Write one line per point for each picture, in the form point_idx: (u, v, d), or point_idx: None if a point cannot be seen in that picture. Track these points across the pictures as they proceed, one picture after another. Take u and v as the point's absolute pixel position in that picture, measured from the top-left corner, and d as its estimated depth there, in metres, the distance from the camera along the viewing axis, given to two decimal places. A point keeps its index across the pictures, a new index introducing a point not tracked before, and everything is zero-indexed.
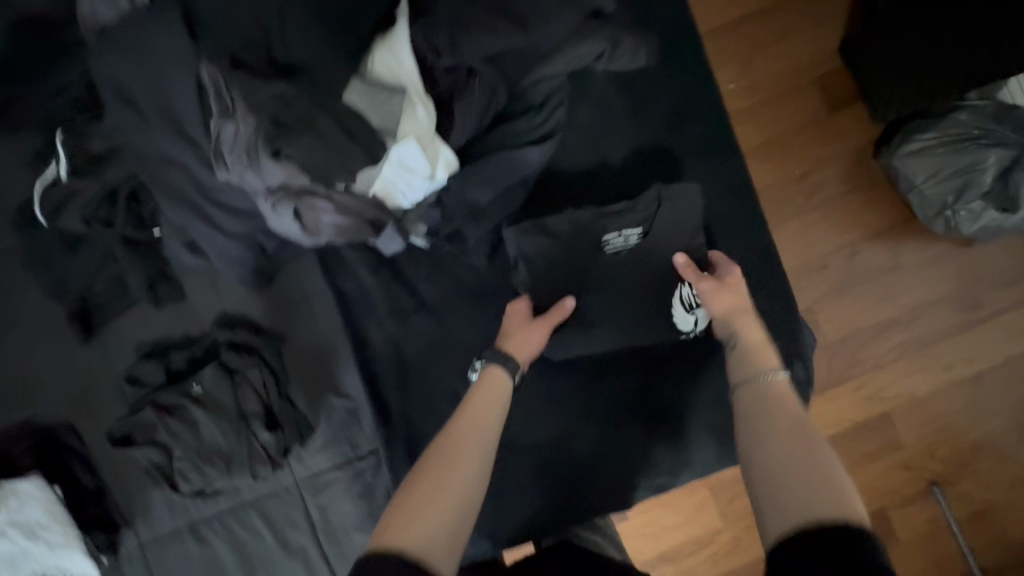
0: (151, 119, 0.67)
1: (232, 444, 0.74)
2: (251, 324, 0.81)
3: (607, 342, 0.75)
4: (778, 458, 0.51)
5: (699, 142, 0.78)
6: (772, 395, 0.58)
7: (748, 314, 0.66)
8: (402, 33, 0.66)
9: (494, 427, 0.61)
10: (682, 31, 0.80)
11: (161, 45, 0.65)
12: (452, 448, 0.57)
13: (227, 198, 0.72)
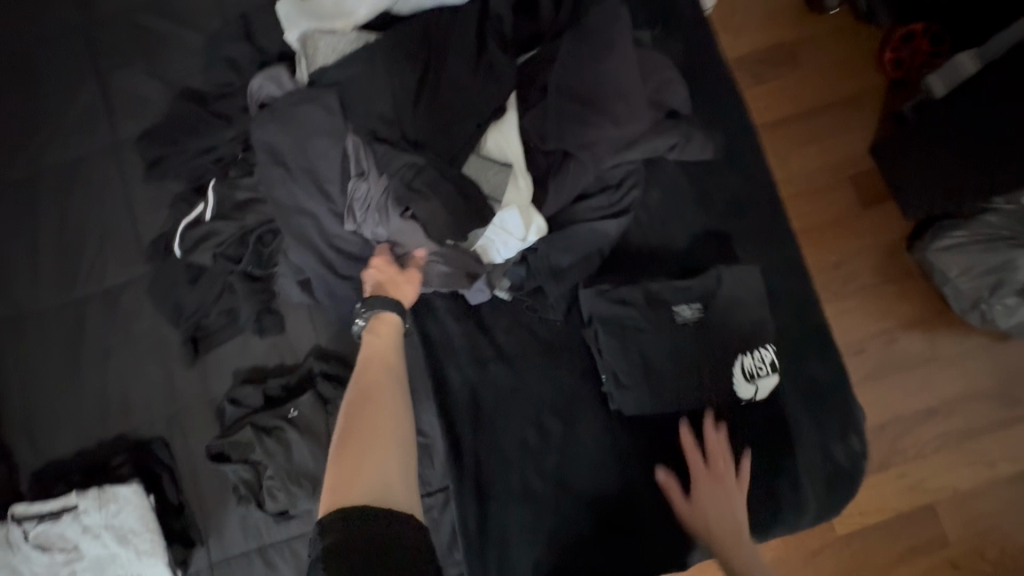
0: (295, 176, 0.80)
1: (321, 468, 0.80)
2: (338, 359, 0.88)
3: (672, 402, 0.77)
4: None
5: (758, 226, 0.88)
6: None
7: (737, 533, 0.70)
8: (512, 120, 0.79)
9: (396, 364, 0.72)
10: (742, 131, 0.92)
11: (312, 117, 0.78)
12: (373, 407, 0.65)
13: (345, 245, 0.82)
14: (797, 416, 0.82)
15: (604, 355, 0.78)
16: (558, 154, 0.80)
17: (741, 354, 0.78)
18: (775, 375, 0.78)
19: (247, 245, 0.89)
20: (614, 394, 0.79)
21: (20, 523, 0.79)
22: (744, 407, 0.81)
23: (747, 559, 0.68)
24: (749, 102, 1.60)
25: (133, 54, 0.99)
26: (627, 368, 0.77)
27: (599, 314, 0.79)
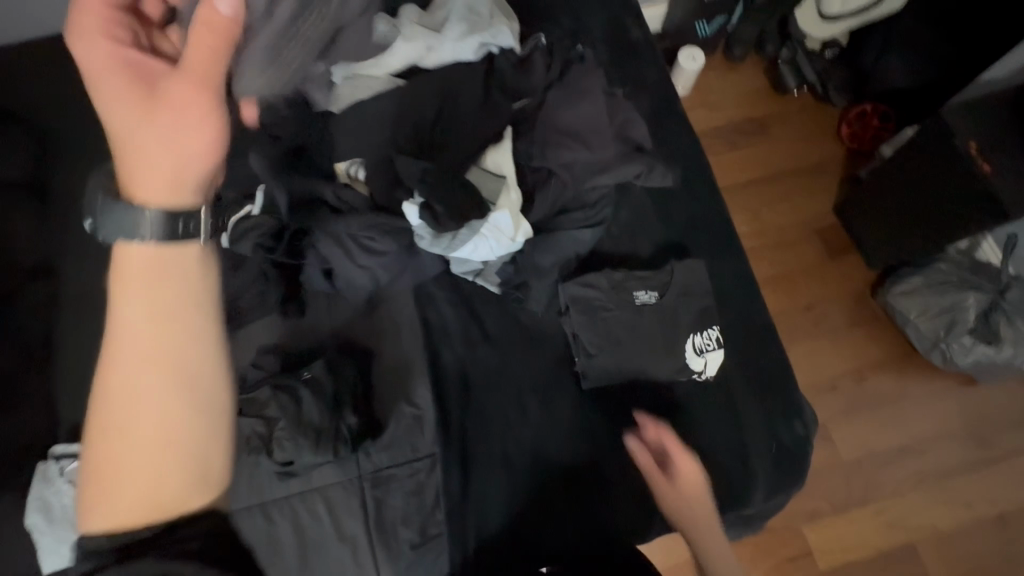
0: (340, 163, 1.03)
1: (325, 422, 0.90)
2: (345, 340, 1.01)
3: (631, 372, 0.92)
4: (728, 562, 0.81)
5: (713, 242, 1.03)
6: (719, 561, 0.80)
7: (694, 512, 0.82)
8: (507, 144, 0.98)
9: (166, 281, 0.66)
10: (701, 166, 1.10)
11: (358, 123, 1.01)
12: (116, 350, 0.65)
13: (364, 239, 0.99)
14: (746, 401, 0.93)
15: (581, 333, 0.93)
16: (543, 172, 1.00)
17: (692, 333, 0.92)
18: (721, 350, 0.92)
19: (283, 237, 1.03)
20: (586, 366, 0.92)
21: (58, 460, 0.90)
22: (698, 382, 0.93)
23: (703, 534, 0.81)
24: (724, 164, 1.82)
25: None
26: (594, 341, 0.92)
27: (576, 301, 0.94)
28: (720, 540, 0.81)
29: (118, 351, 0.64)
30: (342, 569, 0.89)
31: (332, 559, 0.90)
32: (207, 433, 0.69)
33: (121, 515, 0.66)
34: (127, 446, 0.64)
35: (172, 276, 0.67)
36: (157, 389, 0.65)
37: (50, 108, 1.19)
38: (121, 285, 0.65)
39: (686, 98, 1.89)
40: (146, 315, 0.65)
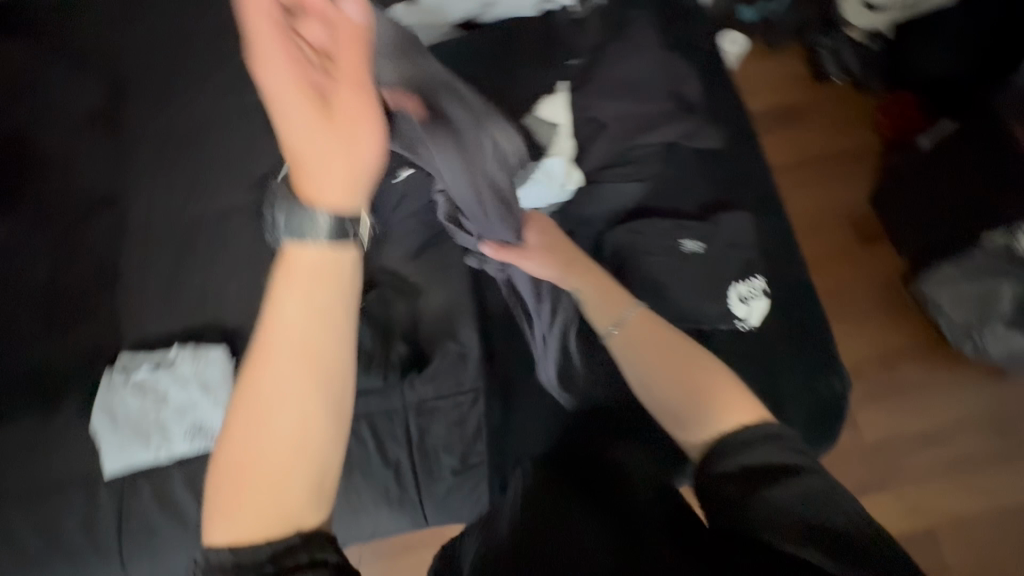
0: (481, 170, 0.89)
1: (377, 347, 0.96)
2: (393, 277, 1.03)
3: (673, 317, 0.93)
4: (689, 414, 0.69)
5: (757, 202, 1.05)
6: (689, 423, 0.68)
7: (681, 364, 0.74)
8: (562, 95, 1.02)
9: (329, 285, 0.53)
10: (747, 131, 1.12)
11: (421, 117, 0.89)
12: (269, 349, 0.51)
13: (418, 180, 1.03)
14: (786, 354, 0.95)
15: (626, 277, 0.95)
16: (595, 125, 1.04)
17: (736, 282, 0.94)
18: (764, 298, 0.94)
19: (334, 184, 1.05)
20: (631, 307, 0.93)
21: (123, 369, 0.96)
22: (740, 330, 0.94)
23: (686, 382, 0.72)
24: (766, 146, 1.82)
25: None
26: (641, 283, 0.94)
27: (625, 247, 0.97)
28: (642, 332, 0.80)
29: (266, 362, 0.51)
30: (386, 490, 0.94)
31: (377, 481, 0.94)
32: (332, 462, 0.54)
33: (239, 535, 0.50)
34: (257, 479, 0.50)
35: (332, 284, 0.53)
36: (303, 411, 0.51)
37: (126, 51, 1.25)
38: (286, 285, 0.52)
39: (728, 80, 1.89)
40: (318, 337, 0.52)
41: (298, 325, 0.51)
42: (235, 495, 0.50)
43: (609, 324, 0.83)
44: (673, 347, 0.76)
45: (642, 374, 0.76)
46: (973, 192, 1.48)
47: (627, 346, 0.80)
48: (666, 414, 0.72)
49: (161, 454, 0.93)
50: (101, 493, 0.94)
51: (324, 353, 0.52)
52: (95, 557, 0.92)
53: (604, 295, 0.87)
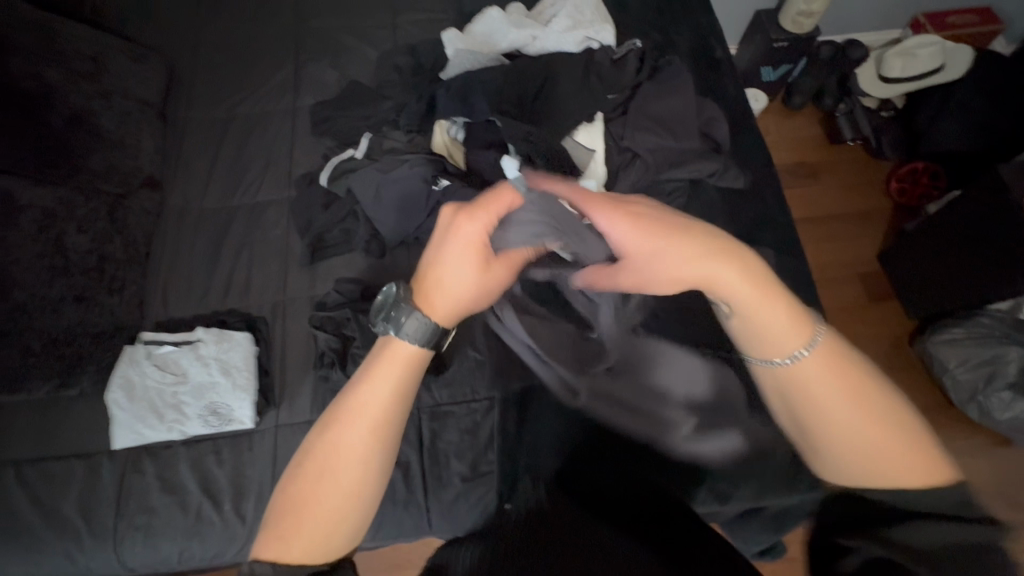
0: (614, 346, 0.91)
1: None
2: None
3: None
4: (845, 468, 0.55)
5: (776, 242, 1.08)
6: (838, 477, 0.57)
7: (847, 403, 0.54)
8: (598, 125, 1.08)
9: (405, 376, 0.60)
10: (772, 174, 1.16)
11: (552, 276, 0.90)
12: (336, 418, 0.57)
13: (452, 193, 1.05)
14: None
15: None
16: (629, 154, 1.08)
17: None
18: None
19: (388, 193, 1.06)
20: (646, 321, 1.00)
21: (146, 345, 1.01)
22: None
23: (854, 437, 0.54)
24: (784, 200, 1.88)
25: (322, 49, 1.33)
26: (660, 302, 1.00)
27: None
28: (816, 372, 0.55)
29: (343, 431, 0.57)
30: (392, 491, 0.93)
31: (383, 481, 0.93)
32: (373, 509, 0.59)
33: (284, 553, 0.54)
34: (313, 510, 0.55)
35: (415, 377, 0.60)
36: (366, 459, 0.57)
37: (188, 51, 1.32)
38: (376, 368, 0.59)
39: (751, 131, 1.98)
40: (384, 404, 0.58)
41: (360, 394, 0.58)
42: (305, 534, 0.54)
43: (779, 359, 0.56)
44: (852, 397, 0.54)
45: (790, 402, 0.57)
46: (991, 254, 1.45)
47: (785, 387, 0.57)
48: (808, 453, 0.59)
49: (174, 433, 0.94)
50: (104, 467, 0.93)
51: (381, 416, 0.58)
52: (86, 533, 0.90)
53: (764, 317, 0.56)
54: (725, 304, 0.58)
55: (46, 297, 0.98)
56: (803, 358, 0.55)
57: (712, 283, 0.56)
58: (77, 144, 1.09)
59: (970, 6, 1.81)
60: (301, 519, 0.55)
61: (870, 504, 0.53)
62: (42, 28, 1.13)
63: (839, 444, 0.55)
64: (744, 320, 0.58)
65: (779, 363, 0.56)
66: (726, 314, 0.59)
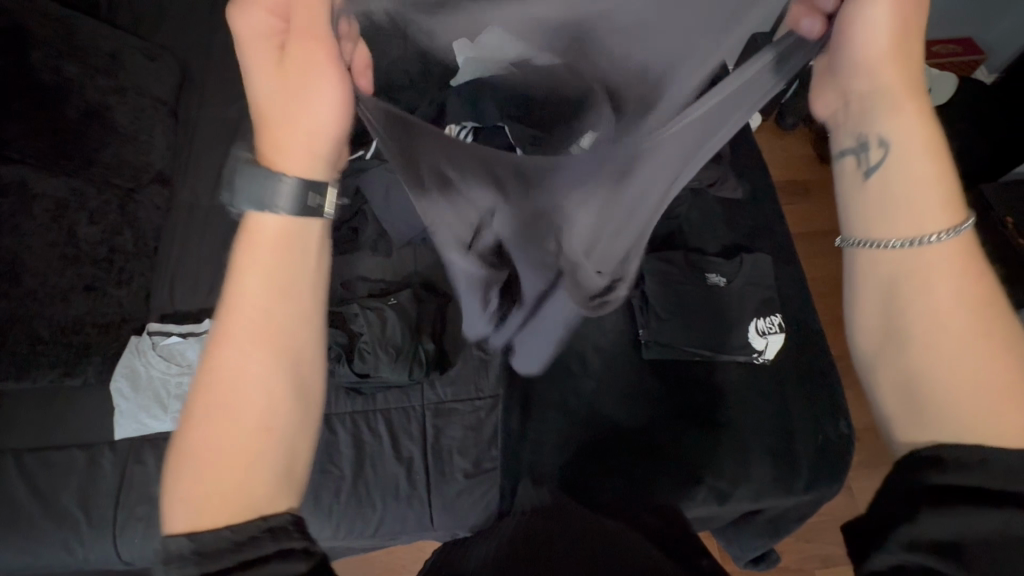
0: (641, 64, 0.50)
1: (405, 342, 0.97)
2: (424, 282, 1.09)
3: (688, 341, 1.00)
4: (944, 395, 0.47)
5: (771, 249, 1.12)
6: (924, 413, 0.48)
7: (977, 322, 0.47)
8: None
9: (302, 274, 0.52)
10: (769, 184, 1.20)
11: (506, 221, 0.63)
12: (220, 343, 0.49)
13: None
14: (792, 392, 1.00)
15: (652, 300, 1.03)
16: None
17: (755, 317, 1.02)
18: (781, 334, 1.00)
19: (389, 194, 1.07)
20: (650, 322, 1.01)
21: (151, 336, 1.02)
22: (756, 364, 1.01)
23: (973, 366, 0.47)
24: (787, 213, 1.72)
25: None
26: (665, 303, 1.03)
27: (661, 277, 1.05)
28: (928, 272, 0.49)
29: (229, 347, 0.49)
30: (395, 486, 0.94)
31: (387, 475, 0.94)
32: (298, 440, 0.50)
33: (201, 521, 0.45)
34: (218, 462, 0.46)
35: (298, 259, 0.52)
36: (268, 379, 0.49)
37: (202, 52, 1.35)
38: (246, 266, 0.51)
39: (758, 141, 1.83)
40: (272, 308, 0.50)
41: (238, 307, 0.49)
42: (210, 485, 0.46)
43: (896, 241, 0.50)
44: (976, 313, 0.48)
45: (893, 290, 0.51)
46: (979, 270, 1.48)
47: (892, 278, 0.51)
48: (884, 391, 0.51)
49: (177, 424, 0.94)
50: (106, 457, 0.93)
51: (273, 320, 0.50)
52: (84, 523, 0.89)
53: (904, 178, 0.51)
54: (864, 144, 0.53)
55: (57, 285, 0.99)
56: (929, 244, 0.49)
57: (879, 108, 0.52)
58: (91, 137, 1.11)
59: (953, 37, 1.87)
60: (201, 471, 0.46)
61: (934, 467, 0.45)
62: (61, 23, 1.15)
63: (946, 362, 0.47)
64: (877, 175, 0.52)
65: (892, 245, 0.51)
66: (859, 166, 0.54)
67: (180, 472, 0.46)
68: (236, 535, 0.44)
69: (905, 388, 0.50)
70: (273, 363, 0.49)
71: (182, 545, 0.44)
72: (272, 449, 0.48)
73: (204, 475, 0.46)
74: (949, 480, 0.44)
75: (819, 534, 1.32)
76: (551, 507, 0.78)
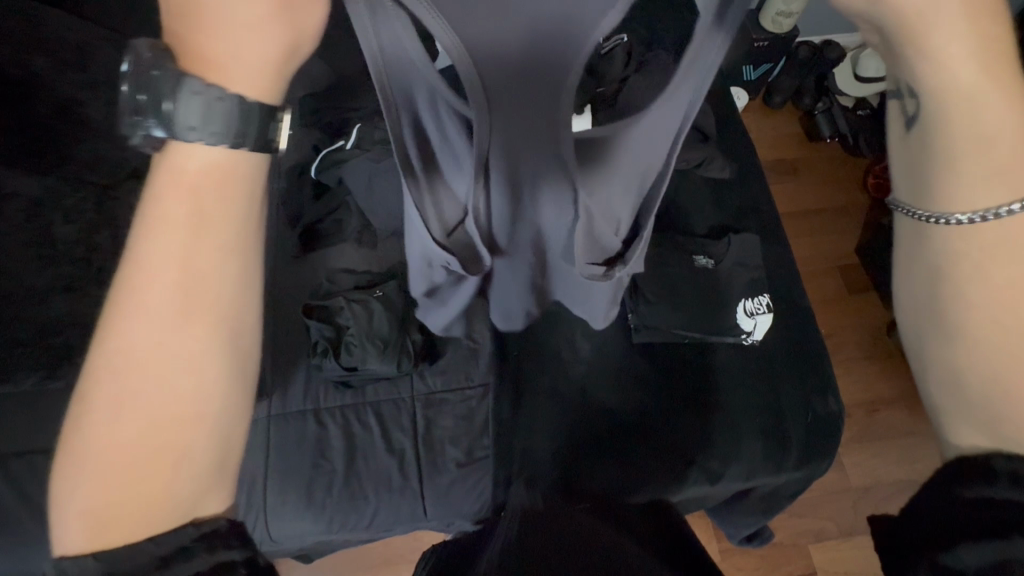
0: (545, 7, 0.41)
1: (392, 334, 0.96)
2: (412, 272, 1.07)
3: (677, 321, 0.99)
4: (988, 394, 0.45)
5: (758, 228, 1.12)
6: (973, 418, 0.46)
7: None
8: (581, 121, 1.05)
9: (232, 222, 0.42)
10: (756, 162, 1.19)
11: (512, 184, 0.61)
12: (125, 309, 0.41)
13: None
14: (782, 371, 1.00)
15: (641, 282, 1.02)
16: None
17: (743, 299, 1.01)
18: (769, 314, 1.00)
19: (372, 186, 1.06)
20: (637, 301, 1.00)
21: None
22: (744, 344, 1.01)
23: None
24: (774, 193, 1.72)
25: None
26: (653, 284, 1.01)
27: (649, 259, 1.03)
28: (976, 255, 0.44)
29: (134, 317, 0.41)
30: (388, 477, 0.93)
31: (380, 467, 0.94)
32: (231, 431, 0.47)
33: (106, 537, 0.42)
34: (128, 471, 0.42)
35: (232, 202, 0.41)
36: (192, 363, 0.43)
37: None
38: (159, 203, 0.40)
39: (744, 119, 1.81)
40: (192, 278, 0.42)
41: (153, 270, 0.41)
42: (126, 492, 0.42)
43: (956, 216, 0.43)
44: None
45: (944, 273, 0.45)
46: None
47: (946, 258, 0.45)
48: (936, 383, 0.49)
49: None
50: None
51: (194, 293, 0.42)
52: None
53: (968, 128, 0.42)
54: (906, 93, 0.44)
55: (34, 286, 0.98)
56: (988, 220, 0.43)
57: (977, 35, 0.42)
58: (64, 134, 1.09)
59: None
60: (109, 477, 0.41)
61: (972, 486, 0.43)
62: (23, 14, 1.11)
63: (1000, 355, 0.44)
64: (917, 129, 0.45)
65: (954, 220, 0.44)
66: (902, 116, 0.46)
67: (80, 476, 0.41)
68: (161, 556, 0.42)
69: (947, 385, 0.47)
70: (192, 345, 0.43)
71: (89, 562, 0.41)
72: (202, 455, 0.44)
73: (122, 482, 0.42)
74: (983, 490, 0.42)
75: (812, 509, 1.34)
76: (553, 506, 0.79)
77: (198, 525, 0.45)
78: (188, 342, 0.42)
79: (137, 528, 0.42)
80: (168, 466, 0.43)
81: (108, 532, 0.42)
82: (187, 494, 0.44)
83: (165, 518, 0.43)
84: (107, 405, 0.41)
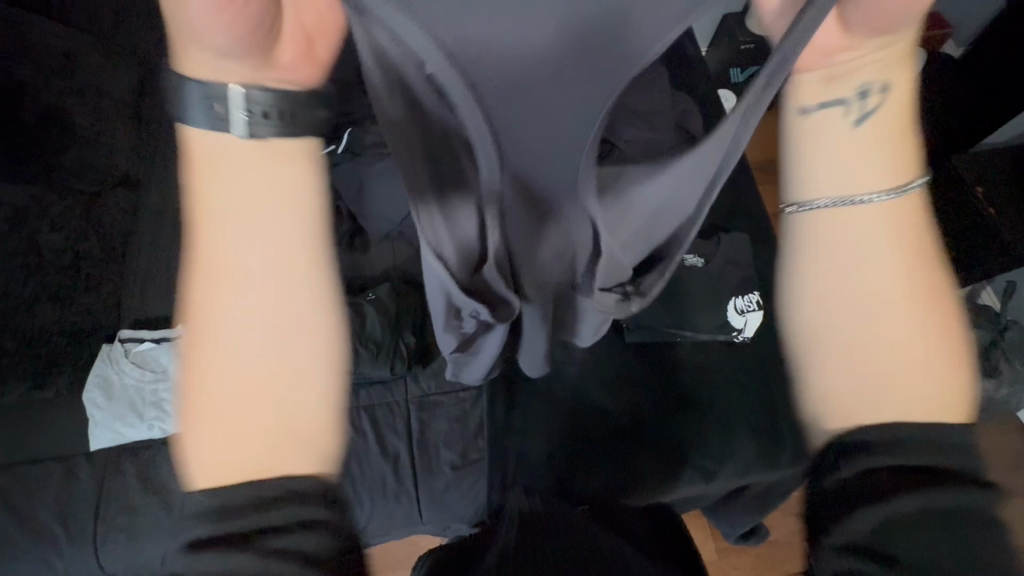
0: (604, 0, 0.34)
1: (386, 337, 0.97)
2: (404, 276, 1.07)
3: (667, 320, 1.01)
4: (877, 383, 0.41)
5: (747, 228, 1.13)
6: (860, 410, 0.41)
7: (919, 294, 0.42)
8: None
9: (290, 169, 0.40)
10: (744, 162, 1.20)
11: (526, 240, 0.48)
12: (201, 263, 0.40)
13: None
14: (773, 369, 1.01)
15: None
16: None
17: (735, 295, 1.03)
18: (760, 311, 1.01)
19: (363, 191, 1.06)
20: None
21: (124, 344, 0.98)
22: (735, 342, 1.02)
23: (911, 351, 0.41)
24: (762, 193, 1.73)
25: None
26: None
27: None
28: (885, 239, 0.42)
29: (211, 265, 0.40)
30: (382, 482, 0.93)
31: (374, 472, 0.93)
32: (327, 388, 0.42)
33: (217, 489, 0.39)
34: (229, 422, 0.39)
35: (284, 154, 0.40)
36: (279, 307, 0.40)
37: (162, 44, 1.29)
38: (213, 165, 0.39)
39: None
40: (263, 220, 0.39)
41: (217, 216, 0.39)
42: (228, 444, 0.39)
43: (874, 194, 0.42)
44: (919, 286, 0.42)
45: (830, 251, 0.43)
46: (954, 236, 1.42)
47: (838, 237, 0.43)
48: (826, 376, 0.43)
49: (155, 433, 0.93)
50: (82, 469, 0.91)
51: (262, 241, 0.40)
52: (64, 536, 0.87)
53: (883, 120, 0.41)
54: (865, 91, 0.40)
55: (23, 296, 0.99)
56: (900, 200, 0.42)
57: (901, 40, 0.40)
58: (52, 142, 1.08)
59: None
60: (211, 426, 0.39)
61: (868, 460, 0.39)
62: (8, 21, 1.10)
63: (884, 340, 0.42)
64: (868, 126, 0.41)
65: (878, 198, 0.42)
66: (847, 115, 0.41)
67: (187, 427, 0.40)
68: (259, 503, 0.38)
69: (833, 375, 0.43)
70: (273, 287, 0.40)
71: (202, 522, 0.38)
72: (294, 406, 0.40)
73: (221, 436, 0.39)
74: (880, 461, 0.39)
75: None
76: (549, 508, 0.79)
77: (300, 483, 0.39)
78: (272, 288, 0.40)
79: (238, 488, 0.39)
80: (259, 416, 0.39)
81: (216, 481, 0.39)
82: (284, 449, 0.40)
83: (265, 478, 0.39)
84: (195, 355, 0.40)
